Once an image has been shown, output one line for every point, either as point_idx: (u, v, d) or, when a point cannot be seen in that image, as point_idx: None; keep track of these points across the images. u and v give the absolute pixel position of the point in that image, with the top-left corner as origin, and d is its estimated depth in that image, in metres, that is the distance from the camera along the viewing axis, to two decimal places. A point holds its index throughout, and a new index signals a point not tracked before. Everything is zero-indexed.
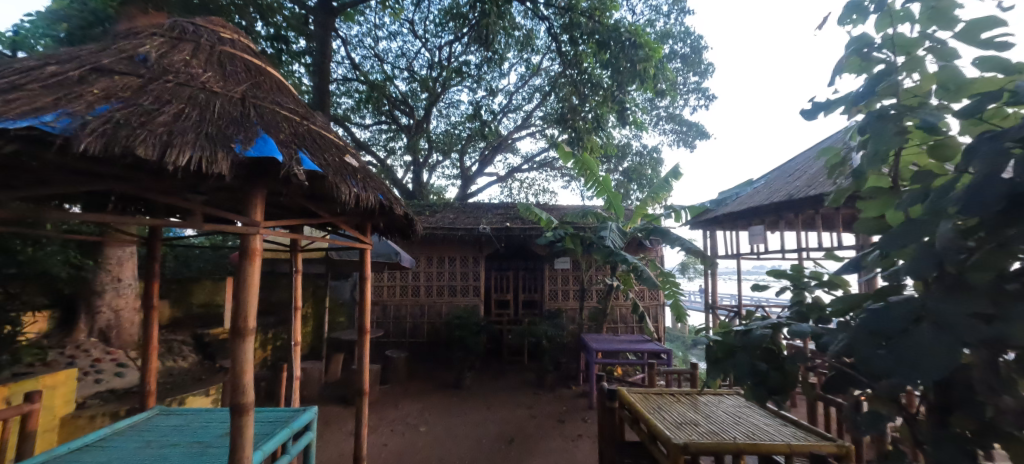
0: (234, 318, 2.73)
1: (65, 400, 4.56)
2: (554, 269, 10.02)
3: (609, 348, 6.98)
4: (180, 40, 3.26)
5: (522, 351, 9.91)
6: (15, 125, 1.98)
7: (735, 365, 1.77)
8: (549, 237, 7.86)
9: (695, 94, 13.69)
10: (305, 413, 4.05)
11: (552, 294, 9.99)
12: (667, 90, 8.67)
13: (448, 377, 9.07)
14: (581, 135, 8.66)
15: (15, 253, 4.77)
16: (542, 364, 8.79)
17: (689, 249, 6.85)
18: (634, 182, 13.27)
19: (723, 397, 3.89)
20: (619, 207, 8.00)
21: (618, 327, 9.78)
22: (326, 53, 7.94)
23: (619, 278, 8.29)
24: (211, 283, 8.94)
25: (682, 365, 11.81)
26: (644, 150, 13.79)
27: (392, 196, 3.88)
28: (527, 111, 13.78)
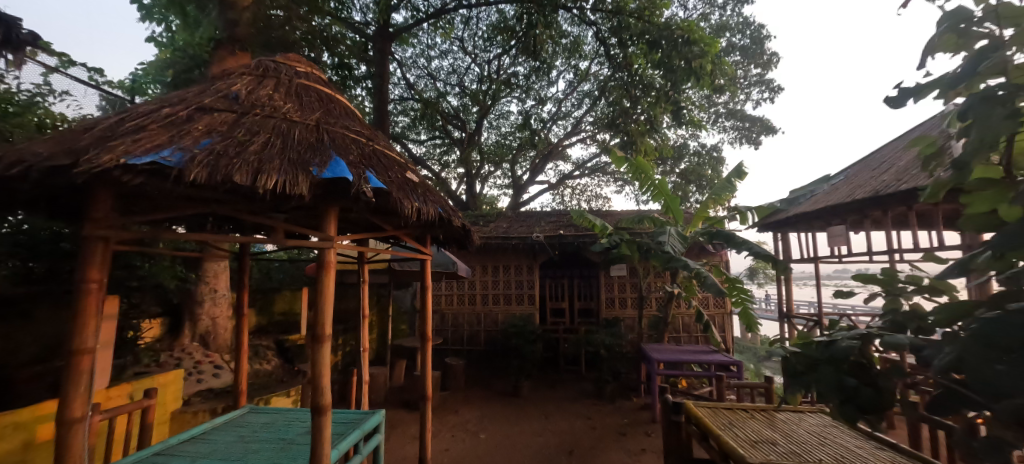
0: (314, 326, 2.96)
1: (174, 397, 5.13)
2: (609, 276, 9.84)
3: (672, 359, 6.68)
4: (264, 77, 3.62)
5: (579, 360, 9.77)
6: (141, 160, 2.32)
7: (818, 379, 1.66)
8: (603, 244, 7.73)
9: (757, 88, 12.95)
10: (374, 415, 4.27)
11: (608, 303, 9.81)
12: (726, 85, 8.25)
13: (506, 385, 9.14)
14: (633, 138, 8.58)
15: (136, 269, 5.43)
16: (600, 375, 8.61)
17: (757, 254, 6.45)
18: (692, 184, 12.72)
19: (804, 415, 3.61)
20: (678, 212, 7.64)
21: (679, 336, 9.40)
22: (385, 76, 8.44)
23: (680, 284, 7.95)
24: (289, 293, 9.72)
25: (755, 378, 11.03)
26: (702, 149, 13.23)
27: (451, 208, 4.04)
28: (578, 117, 13.71)
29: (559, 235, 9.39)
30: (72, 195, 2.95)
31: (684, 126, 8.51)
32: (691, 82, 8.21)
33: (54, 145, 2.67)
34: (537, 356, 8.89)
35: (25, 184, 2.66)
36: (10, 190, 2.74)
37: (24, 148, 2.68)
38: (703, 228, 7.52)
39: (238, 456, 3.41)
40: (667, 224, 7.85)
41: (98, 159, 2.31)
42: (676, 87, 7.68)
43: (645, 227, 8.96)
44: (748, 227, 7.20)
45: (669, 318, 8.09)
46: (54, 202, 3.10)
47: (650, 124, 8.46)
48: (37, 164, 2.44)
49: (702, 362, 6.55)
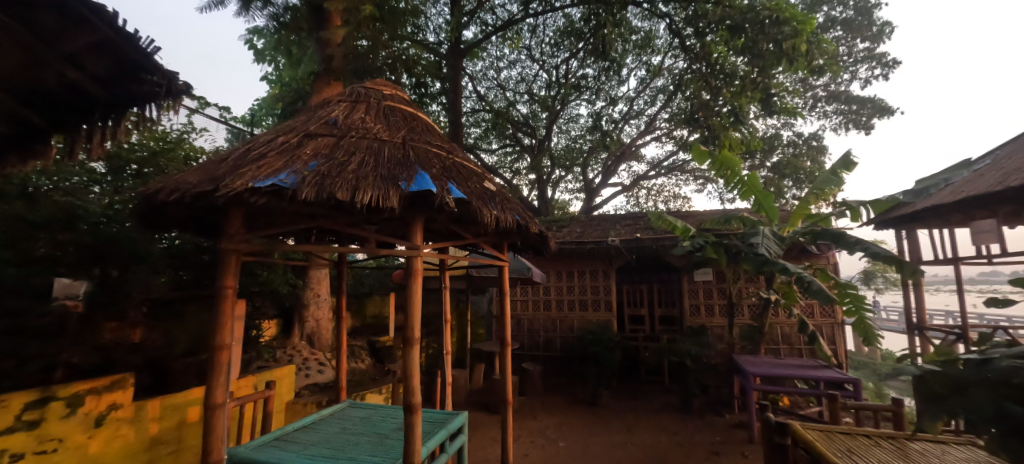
0: (404, 329, 3.22)
1: (288, 389, 5.82)
2: (693, 281, 9.37)
3: (771, 373, 6.14)
4: (357, 102, 4.04)
5: (663, 371, 9.39)
6: (264, 184, 2.72)
7: (965, 404, 1.88)
8: (685, 247, 7.39)
9: (866, 64, 11.59)
10: (458, 416, 4.48)
11: (692, 310, 9.33)
12: (826, 65, 7.50)
13: (585, 393, 9.03)
14: (715, 132, 7.99)
15: (257, 276, 6.27)
16: (686, 387, 8.19)
17: (875, 254, 5.77)
18: (788, 178, 11.70)
19: (944, 448, 3.20)
20: (774, 210, 7.03)
21: (778, 348, 8.65)
22: (458, 90, 8.88)
23: (779, 290, 7.30)
24: (378, 298, 10.51)
25: (875, 400, 9.70)
26: (799, 139, 12.18)
27: (528, 215, 4.17)
28: (652, 114, 13.25)
29: (636, 239, 9.08)
30: (211, 214, 3.51)
31: (774, 114, 7.89)
32: (782, 66, 7.61)
33: (199, 173, 3.22)
34: (615, 364, 8.70)
35: (179, 207, 3.24)
36: (168, 212, 3.34)
37: (177, 178, 3.25)
38: (804, 228, 6.86)
39: (342, 445, 3.78)
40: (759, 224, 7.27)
41: (230, 184, 2.75)
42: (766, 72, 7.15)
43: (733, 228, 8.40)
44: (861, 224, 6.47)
45: (765, 328, 7.47)
46: (198, 222, 3.72)
47: (735, 116, 7.79)
48: (187, 190, 2.97)
49: (807, 378, 5.94)
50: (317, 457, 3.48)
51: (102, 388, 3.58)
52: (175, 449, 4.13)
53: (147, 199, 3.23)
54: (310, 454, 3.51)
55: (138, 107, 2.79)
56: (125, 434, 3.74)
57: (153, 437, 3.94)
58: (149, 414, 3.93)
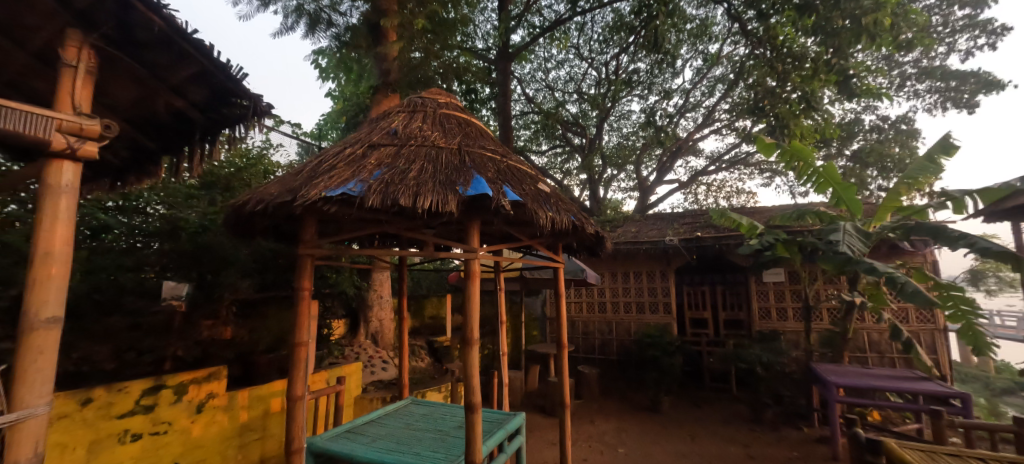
0: (464, 330, 3.33)
1: (356, 385, 6.20)
2: (761, 282, 8.83)
3: (857, 384, 5.62)
4: (415, 111, 4.24)
5: (730, 378, 8.92)
6: (335, 193, 2.94)
7: None
8: (753, 246, 6.96)
9: (966, 34, 10.35)
10: (516, 417, 4.55)
11: (761, 314, 8.76)
12: (915, 39, 6.84)
13: (645, 400, 8.75)
14: (784, 121, 7.37)
15: (326, 278, 6.72)
16: (756, 396, 7.70)
17: (982, 250, 5.12)
18: (873, 167, 10.70)
19: None
20: (856, 204, 6.41)
21: (865, 356, 7.93)
22: (507, 94, 9.00)
23: (863, 292, 6.68)
24: (435, 299, 10.89)
25: (989, 418, 8.56)
26: (884, 123, 11.10)
27: (583, 216, 4.16)
28: (710, 105, 12.66)
29: (697, 238, 8.62)
30: (289, 222, 3.85)
31: (853, 97, 7.31)
32: (860, 44, 7.07)
33: (279, 185, 3.54)
34: (677, 369, 8.28)
35: (262, 216, 3.57)
36: (253, 221, 3.69)
37: (260, 191, 3.59)
38: (895, 222, 6.27)
39: (406, 440, 3.97)
40: (839, 219, 6.70)
41: (306, 194, 3.00)
42: (843, 52, 6.65)
43: (808, 224, 7.77)
44: (966, 216, 5.78)
45: (847, 334, 6.88)
46: (277, 229, 4.08)
47: (807, 102, 7.23)
48: (270, 201, 3.28)
49: (900, 390, 5.39)
50: (385, 449, 3.68)
51: (201, 378, 4.02)
52: (261, 435, 4.54)
53: (236, 209, 3.60)
54: (378, 447, 3.72)
55: (229, 129, 3.11)
56: (220, 421, 4.17)
57: (242, 424, 4.37)
58: (239, 403, 4.35)
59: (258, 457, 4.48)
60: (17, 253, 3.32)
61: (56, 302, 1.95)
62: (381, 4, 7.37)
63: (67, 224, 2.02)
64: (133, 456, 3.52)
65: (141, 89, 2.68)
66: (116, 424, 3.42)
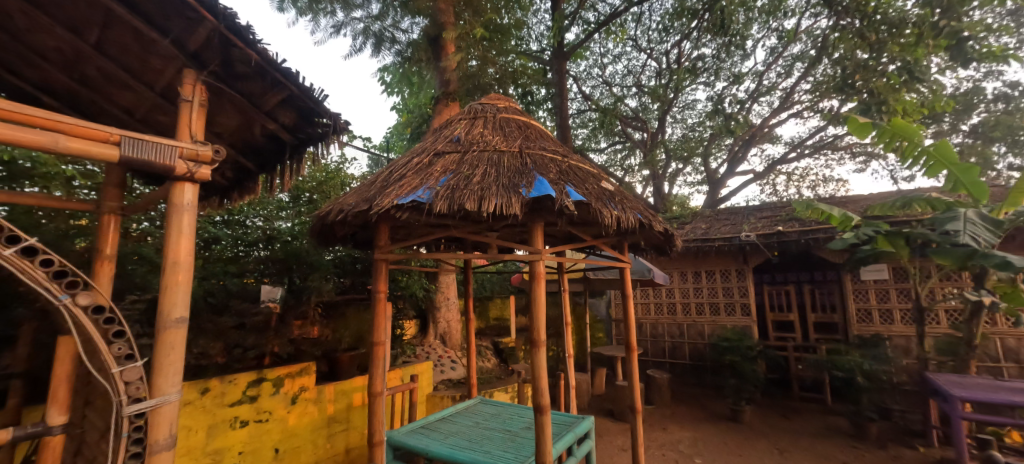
0: (530, 331, 3.37)
1: (427, 383, 6.51)
2: (859, 280, 8.00)
3: (987, 398, 4.89)
4: (475, 118, 4.38)
5: (823, 387, 8.15)
6: (407, 201, 3.13)
7: None
8: (848, 240, 6.34)
9: None
10: (585, 420, 4.51)
11: (860, 316, 7.94)
12: None
13: (724, 408, 8.22)
14: (881, 97, 6.88)
15: (398, 281, 7.11)
16: (855, 408, 6.97)
17: None
18: (998, 142, 9.26)
19: None
20: (980, 187, 5.58)
21: (997, 366, 6.91)
22: (563, 92, 8.97)
23: (994, 291, 5.78)
24: (499, 301, 11.11)
25: None
26: (1012, 89, 9.57)
27: (650, 213, 4.06)
28: (788, 87, 11.70)
29: (778, 233, 7.95)
30: (365, 229, 4.14)
31: (972, 63, 6.49)
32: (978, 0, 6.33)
33: (355, 196, 3.82)
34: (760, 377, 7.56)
35: (341, 225, 3.87)
36: (333, 230, 4.01)
37: (339, 202, 3.90)
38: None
39: (477, 438, 4.10)
40: (957, 206, 5.89)
41: (380, 203, 3.21)
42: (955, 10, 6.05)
43: (915, 213, 6.89)
44: None
45: (971, 340, 6.01)
46: (354, 237, 4.40)
47: (909, 73, 6.62)
48: (349, 211, 3.55)
49: None
50: (457, 447, 3.82)
51: (295, 373, 4.44)
52: (345, 427, 4.91)
53: (320, 219, 3.94)
54: (451, 444, 3.87)
55: (313, 147, 3.40)
56: (311, 412, 4.57)
57: (330, 416, 4.75)
58: (326, 398, 4.75)
59: (343, 447, 4.85)
60: (150, 262, 3.90)
61: (182, 305, 2.27)
62: (439, 18, 7.67)
63: (189, 238, 2.34)
64: (241, 441, 3.96)
65: (240, 115, 3.03)
66: (228, 411, 3.88)
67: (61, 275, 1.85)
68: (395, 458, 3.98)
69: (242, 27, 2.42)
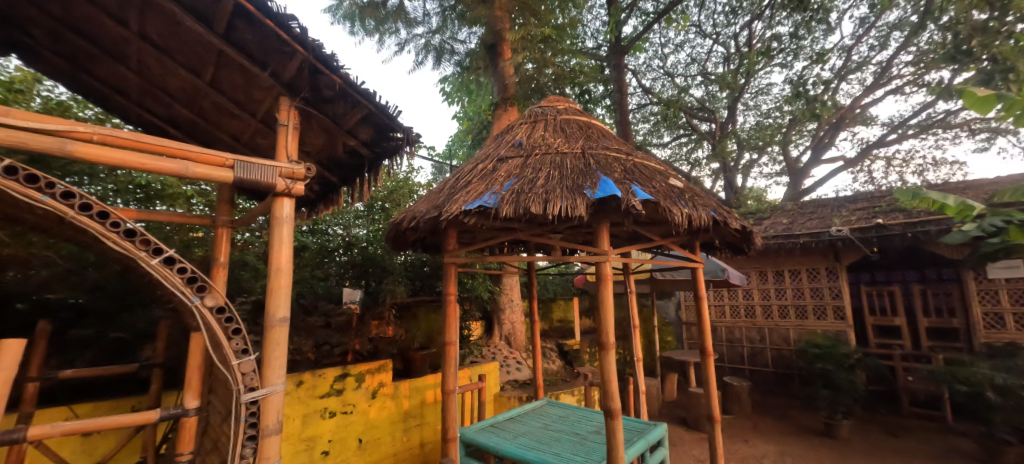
0: (599, 334, 3.37)
1: (494, 383, 6.69)
2: (987, 280, 7.02)
3: None
4: (536, 121, 4.45)
5: (942, 402, 7.22)
6: (474, 207, 3.26)
7: None
8: (972, 232, 5.63)
9: None
10: (658, 427, 4.39)
11: (989, 322, 6.96)
12: None
13: (816, 422, 7.53)
14: (1007, 63, 6.11)
15: (465, 284, 7.38)
16: (983, 427, 6.10)
17: None
18: None
19: None
20: None
21: None
22: (623, 87, 8.82)
23: None
24: (563, 303, 11.08)
25: None
26: None
27: (724, 210, 3.89)
28: (883, 60, 10.52)
29: (878, 226, 7.17)
30: (433, 235, 4.35)
31: None
32: None
33: (426, 203, 4.04)
34: (859, 388, 6.84)
35: (413, 231, 4.11)
36: (405, 236, 4.27)
37: (410, 210, 4.14)
38: None
39: (546, 440, 4.15)
40: None
41: (449, 209, 3.38)
42: None
43: None
44: None
45: None
46: (424, 242, 4.64)
47: None
48: (420, 218, 3.76)
49: None
50: (526, 447, 3.90)
51: (374, 369, 4.77)
52: (420, 423, 5.19)
53: (394, 226, 4.22)
54: (520, 444, 3.96)
55: (387, 161, 3.64)
56: (389, 407, 4.89)
57: (406, 411, 5.05)
58: (402, 394, 5.05)
59: (419, 441, 5.13)
60: (253, 268, 4.43)
61: (285, 306, 2.56)
62: (496, 25, 7.79)
63: (288, 246, 2.64)
64: (330, 430, 4.33)
65: (325, 135, 3.35)
66: (318, 402, 4.27)
67: (192, 279, 2.17)
68: (467, 455, 4.15)
69: (327, 56, 2.70)
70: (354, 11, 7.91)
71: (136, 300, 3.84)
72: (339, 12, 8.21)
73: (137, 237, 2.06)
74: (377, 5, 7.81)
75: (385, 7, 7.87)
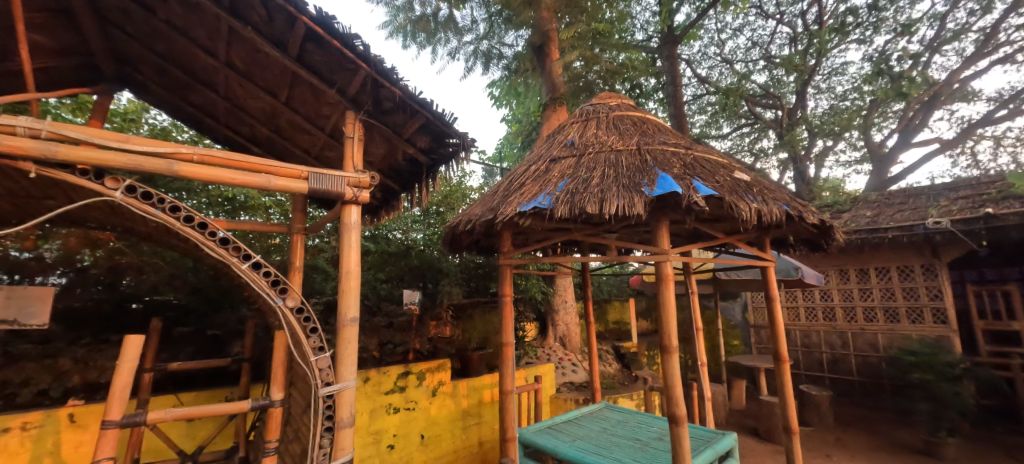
0: (662, 337, 3.26)
1: (550, 385, 6.69)
2: None
3: None
4: (588, 120, 4.40)
5: None
6: (530, 208, 3.29)
7: None
8: None
9: None
10: (726, 436, 4.18)
11: None
12: None
13: (913, 437, 6.78)
14: None
15: (518, 285, 7.44)
16: None
17: None
18: None
19: None
20: None
21: None
22: (677, 79, 8.55)
23: None
24: (618, 304, 10.83)
25: None
26: None
27: (798, 203, 3.65)
28: (987, 25, 9.34)
29: (986, 216, 6.36)
30: (488, 237, 4.43)
31: None
32: None
33: (481, 205, 4.12)
34: (968, 401, 6.08)
35: (468, 233, 4.21)
36: (460, 239, 4.38)
37: (465, 213, 4.24)
38: None
39: (605, 444, 4.09)
40: None
41: (505, 211, 3.43)
42: None
43: None
44: None
45: None
46: (478, 244, 4.75)
47: None
48: (475, 220, 3.84)
49: None
50: (585, 450, 3.87)
51: (434, 368, 4.95)
52: (478, 421, 5.31)
53: (450, 230, 4.34)
54: (578, 447, 3.93)
55: (443, 167, 3.75)
56: (448, 405, 5.05)
57: (464, 410, 5.19)
58: (460, 393, 5.19)
59: (477, 440, 5.25)
60: (324, 272, 4.76)
61: (354, 306, 2.73)
62: (544, 26, 7.80)
63: (356, 250, 2.81)
64: (395, 425, 4.55)
65: (387, 144, 3.53)
66: (384, 398, 4.50)
67: (275, 282, 2.38)
68: (526, 455, 4.19)
69: (388, 69, 2.84)
70: (408, 23, 8.29)
71: (226, 302, 4.27)
72: (393, 27, 8.62)
73: (229, 245, 2.29)
74: (428, 18, 8.10)
75: (436, 18, 8.16)
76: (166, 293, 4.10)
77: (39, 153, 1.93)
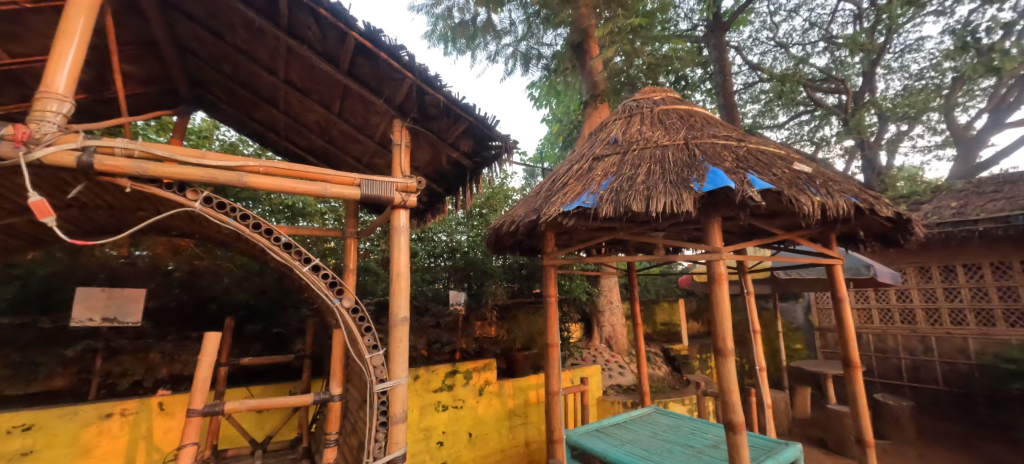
0: (716, 340, 3.13)
1: (597, 388, 6.61)
2: None
3: None
4: (631, 116, 4.33)
5: None
6: (574, 208, 3.29)
7: None
8: None
9: None
10: (790, 446, 3.95)
11: None
12: None
13: (1010, 453, 6.08)
14: None
15: (562, 286, 7.42)
16: None
17: None
18: None
19: None
20: None
21: None
22: (726, 68, 8.21)
23: None
24: (667, 304, 10.50)
25: None
26: None
27: (869, 195, 3.40)
28: None
29: None
30: (531, 237, 4.45)
31: None
32: None
33: (525, 206, 4.15)
34: None
35: (512, 234, 4.25)
36: (504, 240, 4.42)
37: (509, 214, 4.28)
38: None
39: (656, 449, 4.00)
40: None
41: (548, 211, 3.44)
42: None
43: None
44: None
45: None
46: (522, 244, 4.77)
47: None
48: (519, 221, 3.88)
49: None
50: (634, 454, 3.81)
51: (480, 368, 5.04)
52: (524, 422, 5.34)
53: (494, 231, 4.40)
54: (627, 451, 3.87)
55: (486, 170, 3.80)
56: (495, 404, 5.12)
57: (511, 410, 5.24)
58: (506, 393, 5.24)
59: (524, 440, 5.28)
60: (375, 274, 4.98)
61: (404, 306, 2.84)
62: (583, 23, 7.76)
63: (405, 253, 2.92)
64: (444, 423, 4.67)
65: (432, 149, 3.65)
66: (433, 396, 4.63)
67: (333, 283, 2.53)
68: (573, 457, 4.20)
69: (432, 77, 2.94)
70: (449, 30, 8.50)
71: (288, 303, 4.57)
72: (434, 35, 8.88)
73: (292, 249, 2.46)
74: (467, 23, 8.29)
75: (475, 23, 8.31)
76: (236, 294, 4.44)
77: (133, 171, 2.17)
